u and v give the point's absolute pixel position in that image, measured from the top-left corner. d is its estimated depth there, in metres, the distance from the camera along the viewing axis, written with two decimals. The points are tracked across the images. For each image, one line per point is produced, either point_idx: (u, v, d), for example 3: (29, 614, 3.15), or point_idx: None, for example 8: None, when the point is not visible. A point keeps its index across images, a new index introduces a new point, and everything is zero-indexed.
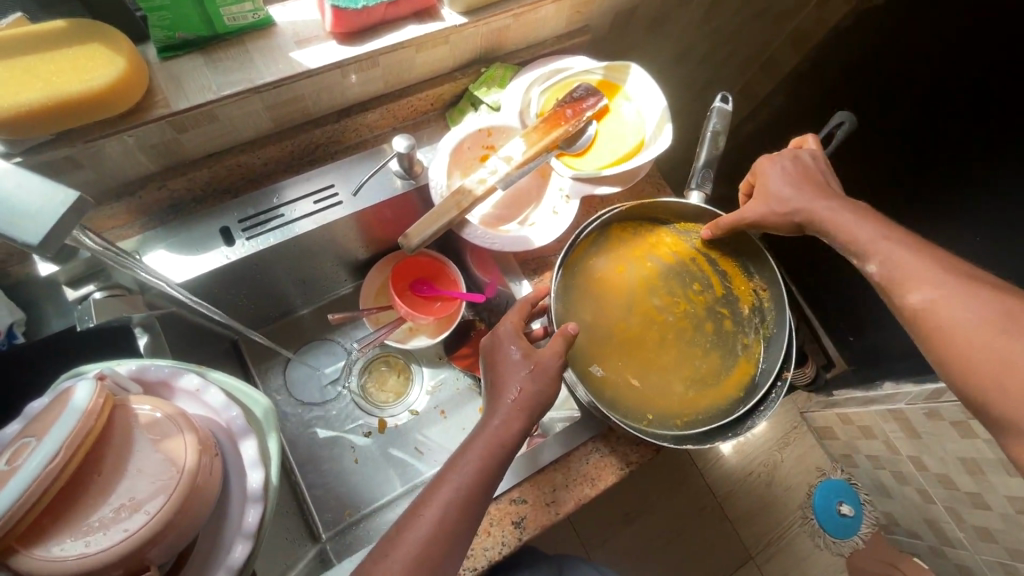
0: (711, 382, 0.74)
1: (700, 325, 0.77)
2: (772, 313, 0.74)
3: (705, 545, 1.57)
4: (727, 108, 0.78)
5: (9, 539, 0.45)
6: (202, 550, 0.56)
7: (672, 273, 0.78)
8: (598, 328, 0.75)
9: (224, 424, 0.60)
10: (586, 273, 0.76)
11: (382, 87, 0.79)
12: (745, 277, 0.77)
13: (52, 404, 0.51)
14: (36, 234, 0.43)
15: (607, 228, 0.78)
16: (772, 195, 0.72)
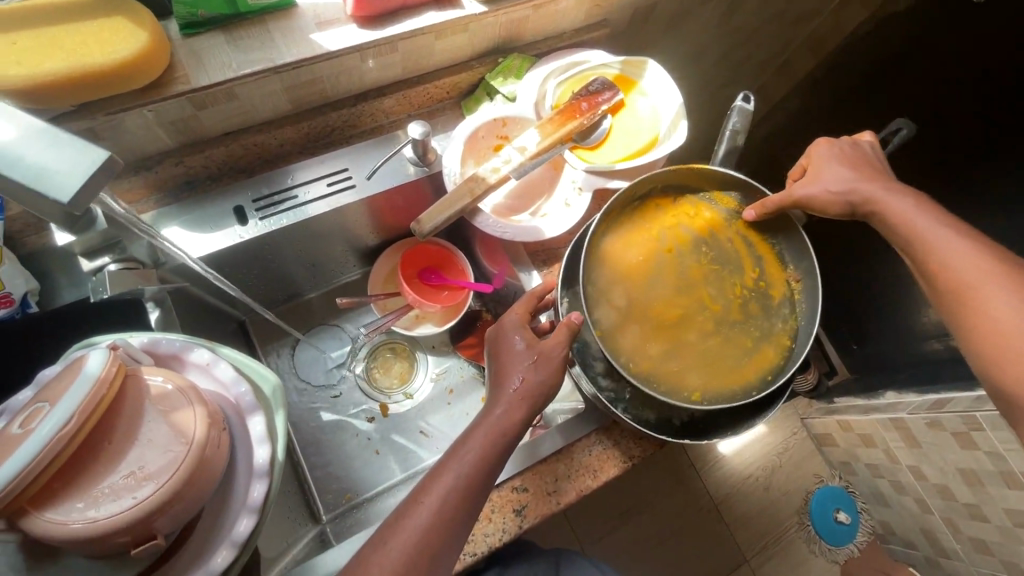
0: (725, 369, 0.71)
1: (725, 309, 0.73)
2: (802, 306, 0.72)
3: (701, 546, 1.58)
4: (749, 106, 0.76)
5: (21, 498, 0.46)
6: (206, 525, 0.56)
7: (707, 250, 0.74)
8: (619, 293, 0.71)
9: (232, 400, 0.60)
10: (617, 239, 0.72)
11: (400, 73, 0.79)
12: (780, 265, 0.73)
13: (67, 371, 0.51)
14: (67, 194, 0.43)
15: (645, 193, 0.73)
16: (827, 176, 0.72)
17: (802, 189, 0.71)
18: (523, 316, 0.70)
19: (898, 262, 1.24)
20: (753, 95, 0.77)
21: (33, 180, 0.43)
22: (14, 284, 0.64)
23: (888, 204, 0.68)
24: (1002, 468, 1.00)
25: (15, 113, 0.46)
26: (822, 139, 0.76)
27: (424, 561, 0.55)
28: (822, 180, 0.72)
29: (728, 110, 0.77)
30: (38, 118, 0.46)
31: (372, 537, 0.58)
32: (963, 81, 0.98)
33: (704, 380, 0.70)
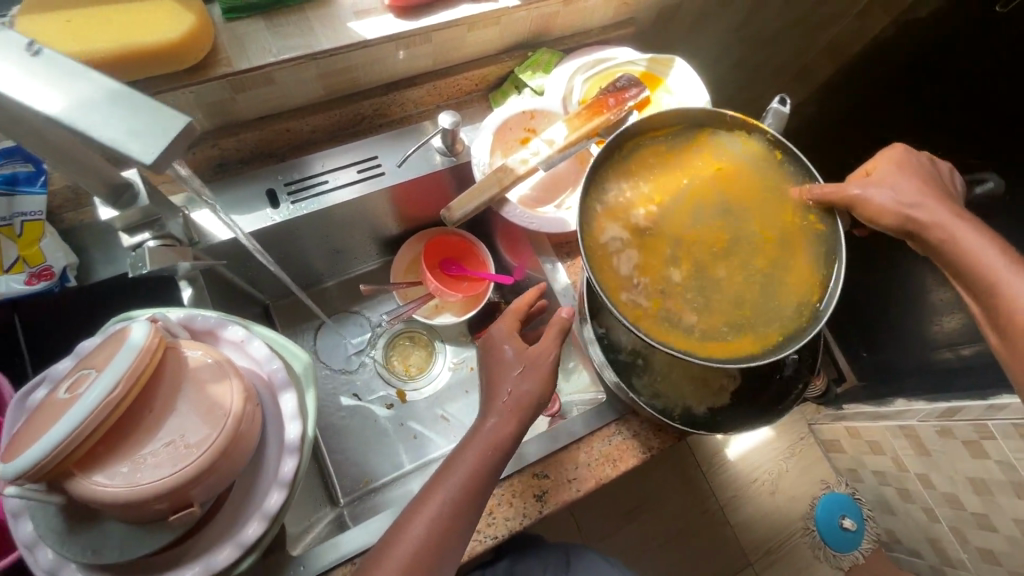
0: (700, 331, 0.61)
1: (727, 281, 0.63)
2: (813, 312, 0.61)
3: (706, 549, 1.57)
4: (785, 110, 0.77)
5: (67, 461, 0.47)
6: (238, 497, 0.58)
7: (734, 216, 0.65)
8: (618, 208, 0.65)
9: (265, 376, 0.61)
10: (637, 166, 0.66)
11: (432, 64, 0.80)
12: (808, 265, 0.63)
13: (110, 340, 0.53)
14: (147, 152, 0.38)
15: (686, 133, 0.68)
16: (894, 185, 0.68)
17: (874, 193, 0.67)
18: (513, 328, 0.73)
19: (912, 270, 1.25)
20: (789, 99, 0.78)
21: (114, 143, 0.38)
22: (54, 258, 0.65)
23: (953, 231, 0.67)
24: (1013, 477, 1.00)
25: (86, 72, 0.40)
26: (895, 144, 0.73)
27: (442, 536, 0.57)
28: (886, 187, 0.68)
29: (763, 113, 0.78)
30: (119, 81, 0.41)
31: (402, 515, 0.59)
32: (983, 89, 0.99)
33: (671, 329, 0.61)
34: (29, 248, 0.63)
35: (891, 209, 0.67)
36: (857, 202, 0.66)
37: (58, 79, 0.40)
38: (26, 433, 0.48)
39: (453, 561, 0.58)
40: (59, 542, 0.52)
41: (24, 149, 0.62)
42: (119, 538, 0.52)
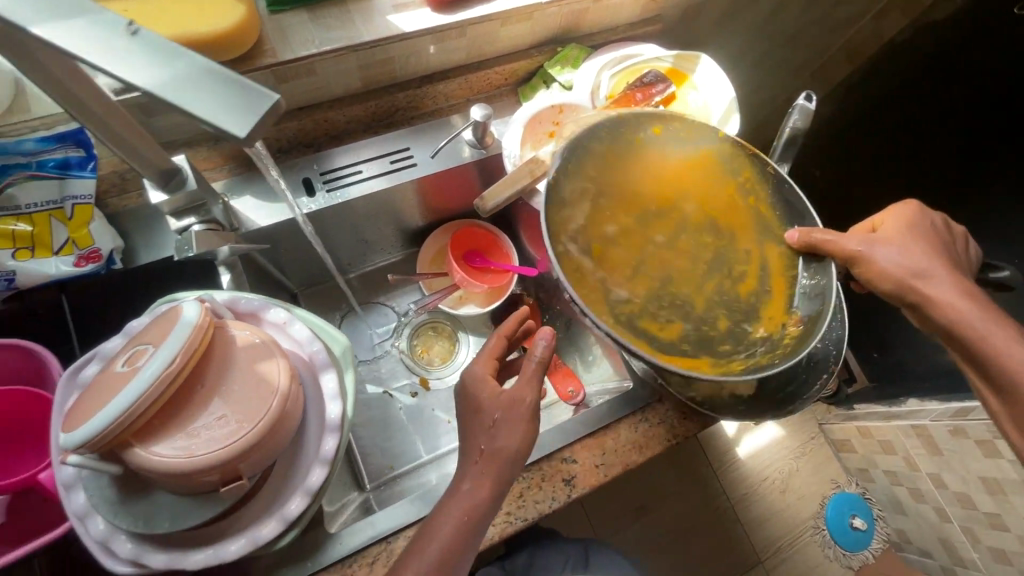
0: (650, 335, 0.58)
1: (691, 295, 0.62)
2: (781, 351, 0.59)
3: (715, 540, 1.59)
4: (811, 106, 0.78)
5: (127, 432, 0.49)
6: (280, 473, 0.59)
7: (717, 235, 0.65)
8: (595, 181, 0.62)
9: (306, 357, 0.63)
10: (631, 154, 0.64)
11: (464, 58, 0.82)
12: (783, 306, 0.62)
13: (164, 317, 0.55)
14: (240, 125, 0.31)
15: (693, 139, 0.66)
16: (899, 243, 0.71)
17: (879, 250, 0.70)
18: (492, 372, 0.68)
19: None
20: (814, 95, 0.80)
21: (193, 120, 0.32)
22: (102, 241, 0.66)
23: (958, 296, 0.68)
24: None
25: (166, 45, 0.34)
26: (908, 201, 0.76)
27: (473, 516, 0.59)
28: (891, 244, 0.71)
29: (789, 109, 0.80)
30: (213, 58, 0.34)
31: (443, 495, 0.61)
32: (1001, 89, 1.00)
33: (624, 323, 0.58)
34: (79, 231, 0.65)
35: (893, 267, 0.70)
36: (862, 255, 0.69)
37: (134, 56, 0.34)
38: (84, 404, 0.50)
39: (480, 540, 0.60)
40: (112, 512, 0.53)
41: (83, 137, 0.63)
42: (170, 508, 0.54)
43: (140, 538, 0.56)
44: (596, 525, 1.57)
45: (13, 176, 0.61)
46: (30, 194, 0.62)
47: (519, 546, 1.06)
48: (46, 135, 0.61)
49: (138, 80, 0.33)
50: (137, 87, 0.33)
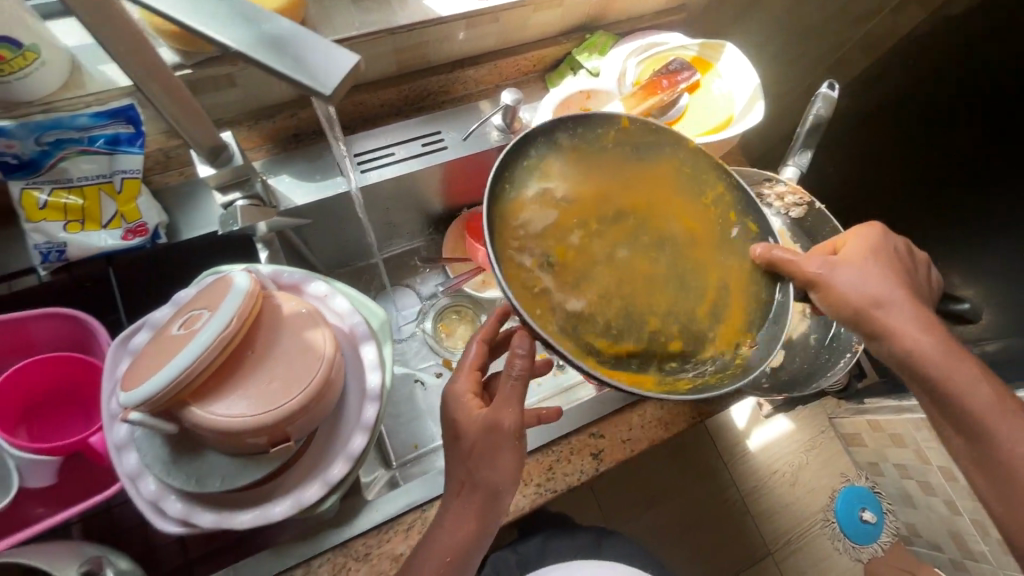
0: (591, 349, 0.52)
1: (644, 309, 0.55)
2: (733, 373, 0.54)
3: (723, 532, 1.55)
4: (833, 94, 0.79)
5: (183, 391, 0.51)
6: (322, 440, 0.62)
7: (679, 243, 0.58)
8: (544, 176, 0.56)
9: (347, 329, 0.65)
10: (589, 153, 0.59)
11: (494, 44, 0.84)
12: (740, 325, 0.56)
13: (217, 285, 0.57)
14: (328, 82, 0.35)
15: (660, 139, 0.60)
16: (860, 268, 0.66)
17: (841, 273, 0.65)
18: (473, 391, 0.61)
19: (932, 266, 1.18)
20: (836, 85, 0.81)
21: (285, 77, 0.36)
22: (148, 216, 0.69)
23: (915, 326, 0.65)
24: None
25: (252, 8, 0.38)
26: (870, 224, 0.71)
27: (470, 526, 0.57)
28: (850, 269, 0.66)
29: (812, 98, 0.81)
30: (296, 23, 0.38)
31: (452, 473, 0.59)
32: None
33: (566, 333, 0.51)
34: (127, 205, 0.67)
35: (851, 293, 0.65)
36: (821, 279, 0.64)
37: (221, 16, 0.37)
38: (142, 365, 0.53)
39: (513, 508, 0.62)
40: (165, 472, 0.56)
41: (133, 113, 0.63)
42: (222, 468, 0.56)
43: (189, 498, 0.58)
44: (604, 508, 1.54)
45: (65, 150, 0.63)
46: (80, 168, 0.64)
47: (529, 533, 1.06)
48: (99, 110, 0.62)
49: (226, 39, 0.37)
50: (230, 48, 0.36)
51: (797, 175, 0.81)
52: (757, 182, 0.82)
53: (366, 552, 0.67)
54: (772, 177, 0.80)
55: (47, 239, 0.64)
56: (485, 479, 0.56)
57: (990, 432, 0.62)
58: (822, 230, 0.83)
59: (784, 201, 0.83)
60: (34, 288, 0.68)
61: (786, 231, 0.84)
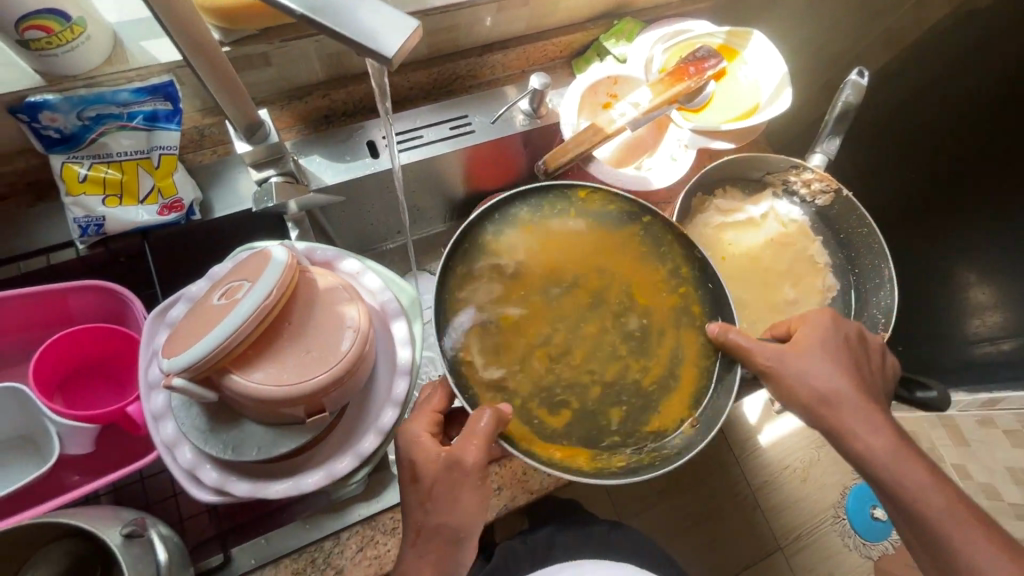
0: (536, 420, 0.60)
1: (591, 379, 0.62)
2: (668, 448, 0.60)
3: (722, 530, 1.34)
4: (863, 82, 0.79)
5: (225, 358, 0.52)
6: (352, 416, 0.63)
7: (632, 313, 0.65)
8: (503, 256, 0.64)
9: (378, 306, 0.67)
10: (547, 225, 0.67)
11: (523, 28, 0.85)
12: (685, 402, 0.62)
13: (255, 256, 0.57)
14: (390, 46, 0.38)
15: (622, 213, 0.68)
16: (816, 357, 0.65)
17: (789, 370, 0.64)
18: (434, 432, 0.60)
19: (943, 251, 1.03)
20: (867, 72, 0.81)
21: (350, 43, 0.38)
22: (184, 191, 0.69)
23: (859, 422, 0.63)
24: None
25: None
26: (823, 309, 0.69)
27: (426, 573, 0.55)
28: (803, 362, 0.65)
29: (840, 85, 0.81)
30: None
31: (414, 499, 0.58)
32: None
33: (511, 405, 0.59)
34: (164, 180, 0.68)
35: (799, 382, 0.64)
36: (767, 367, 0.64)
37: None
38: (184, 332, 0.53)
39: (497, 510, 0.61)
40: (202, 439, 0.57)
41: (172, 90, 0.64)
42: (258, 437, 0.57)
43: (225, 467, 0.59)
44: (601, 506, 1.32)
45: (105, 125, 0.64)
46: (120, 143, 0.66)
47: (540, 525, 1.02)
48: (140, 86, 0.63)
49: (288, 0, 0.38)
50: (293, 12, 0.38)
51: (823, 162, 0.80)
52: (784, 170, 0.82)
53: (393, 527, 0.67)
54: (798, 164, 0.80)
55: (85, 212, 0.65)
56: (442, 523, 0.56)
57: (943, 534, 0.59)
58: (847, 219, 0.81)
59: (811, 188, 0.82)
60: (71, 262, 0.70)
61: (807, 222, 0.85)
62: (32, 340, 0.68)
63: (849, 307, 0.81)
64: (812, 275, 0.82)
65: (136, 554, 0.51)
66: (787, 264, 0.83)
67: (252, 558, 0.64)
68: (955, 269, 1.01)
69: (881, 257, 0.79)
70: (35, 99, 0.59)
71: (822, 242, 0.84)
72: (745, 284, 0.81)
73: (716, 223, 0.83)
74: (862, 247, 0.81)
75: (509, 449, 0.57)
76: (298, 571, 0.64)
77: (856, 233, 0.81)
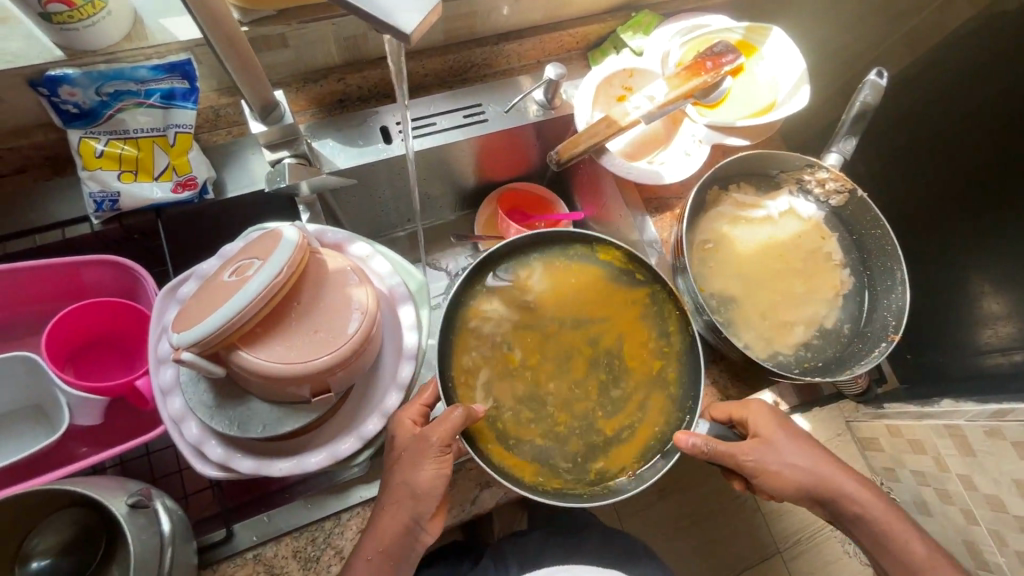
0: (509, 442, 0.64)
1: (562, 417, 0.66)
2: (602, 487, 0.63)
3: (721, 530, 1.33)
4: (882, 83, 0.78)
5: (232, 336, 0.52)
6: (357, 397, 0.64)
7: (616, 364, 0.69)
8: (516, 286, 0.70)
9: (387, 290, 0.68)
10: (562, 266, 0.72)
11: (541, 17, 0.84)
12: (630, 451, 0.65)
13: (266, 236, 0.58)
14: (408, 22, 0.40)
15: (635, 275, 0.72)
16: (785, 445, 0.67)
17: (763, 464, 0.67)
18: (418, 422, 0.63)
19: (961, 259, 1.01)
20: (887, 72, 0.80)
21: (368, 19, 0.40)
22: (198, 170, 0.70)
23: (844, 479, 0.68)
24: None
25: None
26: (761, 402, 0.70)
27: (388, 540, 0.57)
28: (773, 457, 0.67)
29: (859, 85, 0.80)
30: None
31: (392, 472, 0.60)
32: None
33: (485, 424, 0.64)
34: (179, 158, 0.69)
35: (787, 472, 0.66)
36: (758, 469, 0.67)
37: None
38: (194, 308, 0.54)
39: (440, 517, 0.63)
40: (208, 415, 0.58)
41: (189, 69, 0.65)
42: (264, 415, 0.58)
43: (230, 443, 0.60)
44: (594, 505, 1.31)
45: (123, 102, 0.65)
46: (137, 120, 0.67)
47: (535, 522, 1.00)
48: (158, 63, 0.63)
49: None
50: None
51: (839, 161, 0.80)
52: (798, 168, 0.81)
53: None
54: (814, 163, 0.79)
55: (100, 187, 0.66)
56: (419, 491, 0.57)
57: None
58: (862, 219, 0.81)
59: (825, 188, 0.82)
60: (86, 236, 0.71)
61: (822, 219, 0.83)
62: (44, 311, 0.69)
63: (862, 307, 0.80)
64: (826, 273, 0.81)
65: (141, 525, 0.51)
66: (800, 262, 0.82)
67: (254, 535, 0.64)
68: (968, 277, 1.00)
69: (894, 259, 0.78)
70: (55, 73, 0.60)
71: (837, 240, 0.83)
72: (754, 280, 0.80)
73: (728, 217, 0.83)
74: (875, 249, 0.80)
75: (467, 448, 0.62)
76: (298, 549, 0.65)
77: (869, 234, 0.80)
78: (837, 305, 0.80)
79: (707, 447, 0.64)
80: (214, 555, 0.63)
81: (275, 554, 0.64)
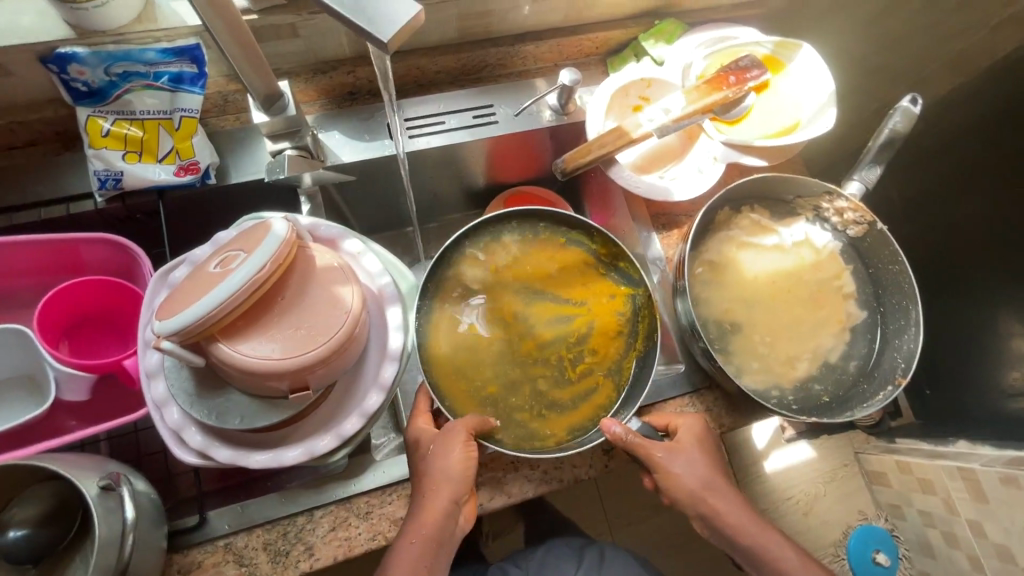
0: (466, 386, 0.70)
1: (510, 385, 0.71)
2: (530, 444, 0.68)
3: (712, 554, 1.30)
4: (915, 110, 0.75)
5: (212, 327, 0.52)
6: (340, 392, 0.63)
7: (571, 349, 0.74)
8: (491, 255, 0.76)
9: (375, 290, 0.67)
10: (547, 249, 0.76)
11: (561, 20, 0.82)
12: (565, 422, 0.70)
13: (257, 228, 0.57)
14: (387, 31, 0.42)
15: (614, 268, 0.76)
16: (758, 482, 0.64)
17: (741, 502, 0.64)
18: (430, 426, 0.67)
19: (985, 299, 0.95)
20: (921, 100, 0.75)
21: (351, 21, 0.42)
22: (201, 155, 0.70)
23: None
24: None
25: None
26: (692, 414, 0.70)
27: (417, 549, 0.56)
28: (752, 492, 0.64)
29: (890, 111, 0.76)
30: None
31: (422, 477, 0.61)
32: None
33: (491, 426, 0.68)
34: (183, 142, 0.69)
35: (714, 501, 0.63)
36: (693, 498, 0.64)
37: None
38: (178, 296, 0.54)
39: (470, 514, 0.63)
40: (188, 403, 0.58)
41: (197, 54, 0.65)
42: (240, 407, 0.58)
43: (209, 432, 0.60)
44: (584, 520, 1.27)
45: (132, 83, 0.65)
46: (144, 102, 0.67)
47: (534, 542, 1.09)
48: (167, 47, 0.63)
49: None
50: None
51: (860, 191, 0.75)
52: (817, 195, 0.77)
53: (367, 512, 0.67)
54: (833, 191, 0.75)
55: (105, 166, 0.66)
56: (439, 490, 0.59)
57: None
58: (880, 253, 0.76)
59: (844, 217, 0.77)
60: (89, 213, 0.71)
61: (839, 251, 0.80)
62: (41, 284, 0.70)
63: (872, 346, 0.77)
64: (834, 305, 0.78)
65: (108, 508, 0.52)
66: (810, 294, 0.78)
67: (227, 523, 0.64)
68: None
69: (909, 298, 0.73)
70: (65, 51, 0.60)
71: (851, 272, 0.79)
72: (758, 308, 0.77)
73: (738, 241, 0.79)
74: (891, 285, 0.76)
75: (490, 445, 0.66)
76: (268, 542, 0.65)
77: (887, 270, 0.76)
78: (844, 340, 0.77)
79: (627, 436, 0.65)
80: (186, 540, 0.63)
81: (245, 544, 0.64)
